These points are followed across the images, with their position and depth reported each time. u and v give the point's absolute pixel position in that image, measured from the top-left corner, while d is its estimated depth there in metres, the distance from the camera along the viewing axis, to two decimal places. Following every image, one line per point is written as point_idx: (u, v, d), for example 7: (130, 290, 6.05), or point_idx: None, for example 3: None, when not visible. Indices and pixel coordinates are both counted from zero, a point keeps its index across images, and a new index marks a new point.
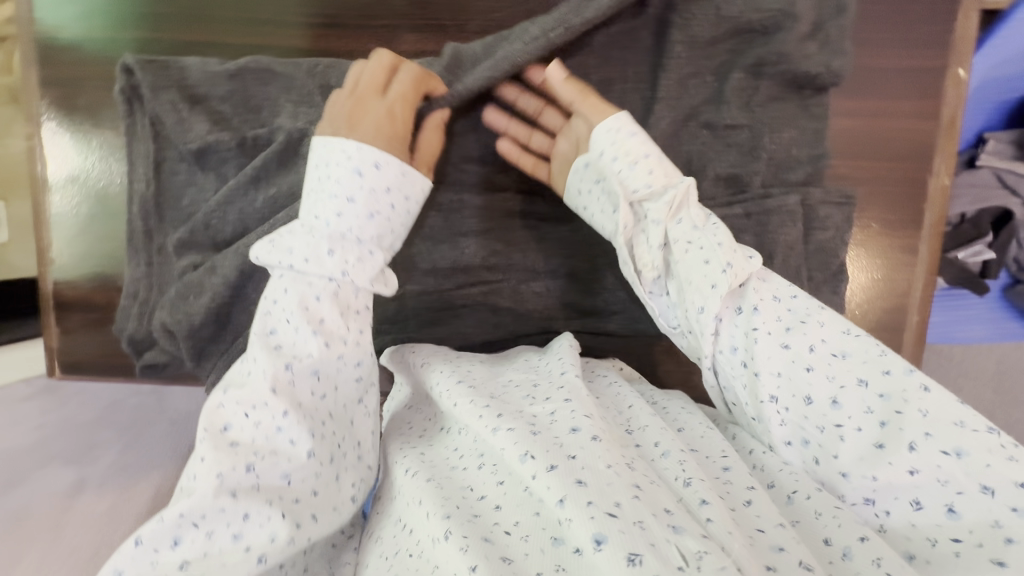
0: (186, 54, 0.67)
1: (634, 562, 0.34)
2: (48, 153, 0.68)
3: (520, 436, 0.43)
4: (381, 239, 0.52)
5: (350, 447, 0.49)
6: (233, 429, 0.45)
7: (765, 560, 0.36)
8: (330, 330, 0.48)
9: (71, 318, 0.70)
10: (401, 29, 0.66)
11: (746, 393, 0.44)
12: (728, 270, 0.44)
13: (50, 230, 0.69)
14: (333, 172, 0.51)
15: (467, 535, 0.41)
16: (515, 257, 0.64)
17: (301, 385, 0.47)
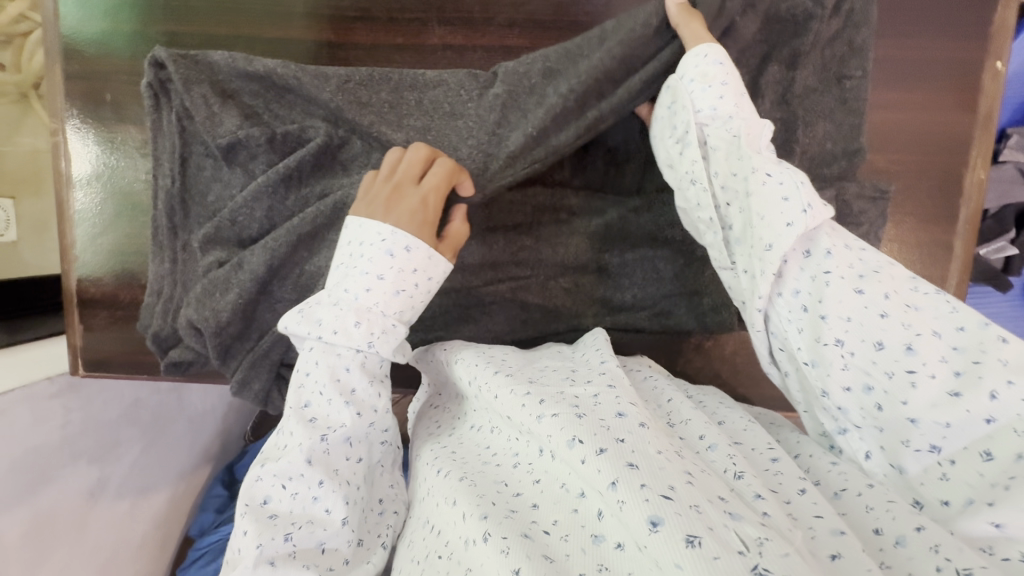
0: (213, 48, 0.66)
1: (693, 543, 0.33)
2: (71, 149, 0.67)
3: (566, 421, 0.42)
4: (404, 316, 0.51)
5: (376, 506, 0.52)
6: (272, 501, 0.48)
7: (824, 548, 0.36)
8: (361, 400, 0.50)
9: (94, 316, 0.69)
10: (430, 23, 0.65)
11: (808, 338, 0.42)
12: (808, 211, 0.41)
13: (73, 227, 0.68)
14: (366, 251, 0.50)
15: (506, 536, 0.39)
16: (544, 253, 0.63)
17: (334, 453, 0.49)
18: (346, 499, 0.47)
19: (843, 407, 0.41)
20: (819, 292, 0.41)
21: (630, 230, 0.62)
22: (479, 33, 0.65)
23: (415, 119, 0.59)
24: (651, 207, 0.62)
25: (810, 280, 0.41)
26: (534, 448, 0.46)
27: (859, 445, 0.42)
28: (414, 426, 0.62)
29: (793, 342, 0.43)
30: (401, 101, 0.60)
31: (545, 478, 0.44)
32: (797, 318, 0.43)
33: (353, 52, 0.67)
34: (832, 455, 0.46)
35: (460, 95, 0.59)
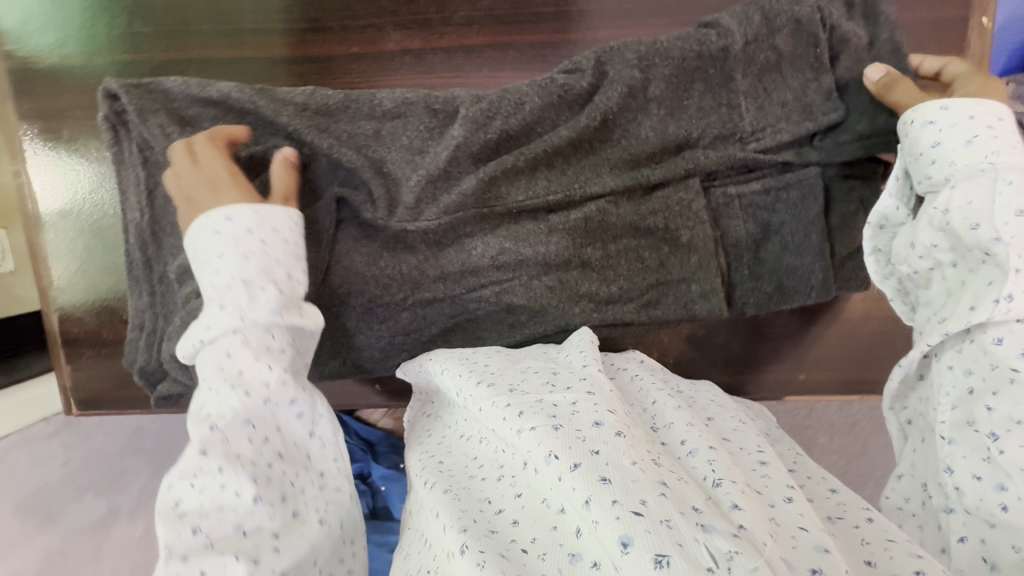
0: (167, 74, 0.64)
1: (661, 563, 0.33)
2: (36, 186, 0.66)
3: (544, 436, 0.41)
4: (274, 275, 0.51)
5: (310, 478, 0.48)
6: (183, 502, 0.44)
7: (805, 562, 0.35)
8: (247, 378, 0.47)
9: (81, 353, 0.69)
10: (386, 28, 0.63)
11: (959, 416, 0.44)
12: (1004, 303, 0.40)
13: (48, 267, 0.67)
14: (203, 241, 0.52)
15: (483, 550, 0.39)
16: (524, 251, 0.60)
17: (236, 438, 0.45)
18: (253, 477, 0.44)
19: (960, 488, 0.42)
20: (995, 385, 0.41)
21: (610, 221, 0.60)
22: (437, 34, 0.63)
23: (374, 151, 0.59)
24: (631, 197, 0.60)
25: (989, 367, 0.42)
26: (518, 460, 0.45)
27: (958, 527, 0.43)
28: (407, 434, 0.62)
29: (940, 415, 0.45)
30: (359, 127, 0.59)
31: (527, 493, 0.43)
32: (957, 393, 0.44)
33: (311, 65, 0.64)
34: (831, 484, 0.47)
35: (420, 128, 0.59)
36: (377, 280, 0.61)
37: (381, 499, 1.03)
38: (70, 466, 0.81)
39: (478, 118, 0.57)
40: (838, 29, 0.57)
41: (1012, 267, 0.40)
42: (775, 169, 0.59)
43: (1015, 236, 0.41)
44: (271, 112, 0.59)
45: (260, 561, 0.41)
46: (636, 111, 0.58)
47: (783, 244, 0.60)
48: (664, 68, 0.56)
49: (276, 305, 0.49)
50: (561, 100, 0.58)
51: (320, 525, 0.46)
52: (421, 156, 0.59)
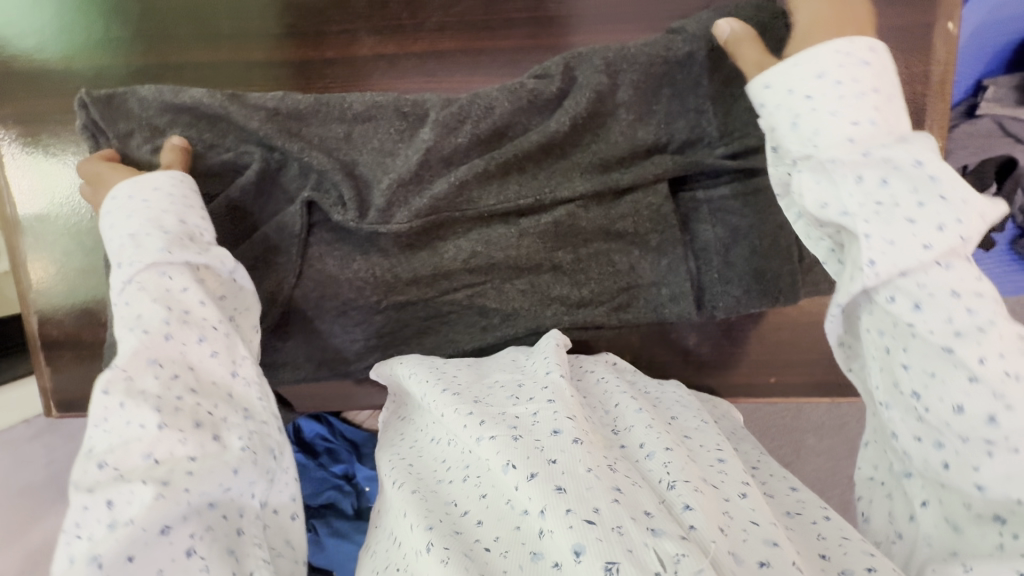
0: (142, 81, 0.65)
1: (611, 570, 0.33)
2: (14, 190, 0.66)
3: (502, 445, 0.41)
4: (161, 224, 0.51)
5: (232, 411, 0.48)
6: (94, 446, 0.44)
7: (754, 555, 0.36)
8: (149, 321, 0.48)
9: (60, 357, 0.70)
10: (360, 33, 0.64)
11: (885, 379, 0.41)
12: (873, 269, 0.37)
13: (28, 272, 0.68)
14: (109, 226, 0.54)
15: (448, 546, 0.39)
16: (496, 256, 0.60)
17: (141, 377, 0.45)
18: (155, 406, 0.44)
19: (908, 453, 0.40)
20: (903, 341, 0.38)
21: (580, 225, 0.60)
22: (411, 40, 0.63)
23: (345, 155, 0.60)
24: (602, 201, 0.60)
25: (892, 325, 0.39)
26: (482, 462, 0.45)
27: (917, 491, 0.41)
28: (382, 434, 0.62)
29: (872, 379, 0.42)
30: (330, 131, 0.60)
31: (491, 494, 0.43)
32: (877, 354, 0.41)
33: (286, 70, 0.65)
34: (789, 481, 0.48)
35: (390, 131, 0.60)
36: (349, 284, 0.61)
37: (365, 500, 1.04)
38: (54, 467, 0.81)
39: (449, 124, 0.58)
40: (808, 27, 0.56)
41: (864, 235, 0.38)
42: (742, 174, 0.59)
43: (865, 203, 0.38)
44: (244, 117, 0.59)
45: (170, 483, 0.41)
46: (605, 115, 0.58)
47: (754, 248, 0.59)
48: (633, 72, 0.56)
49: (167, 247, 0.50)
50: (529, 104, 0.58)
51: (243, 451, 0.46)
52: (392, 160, 0.59)
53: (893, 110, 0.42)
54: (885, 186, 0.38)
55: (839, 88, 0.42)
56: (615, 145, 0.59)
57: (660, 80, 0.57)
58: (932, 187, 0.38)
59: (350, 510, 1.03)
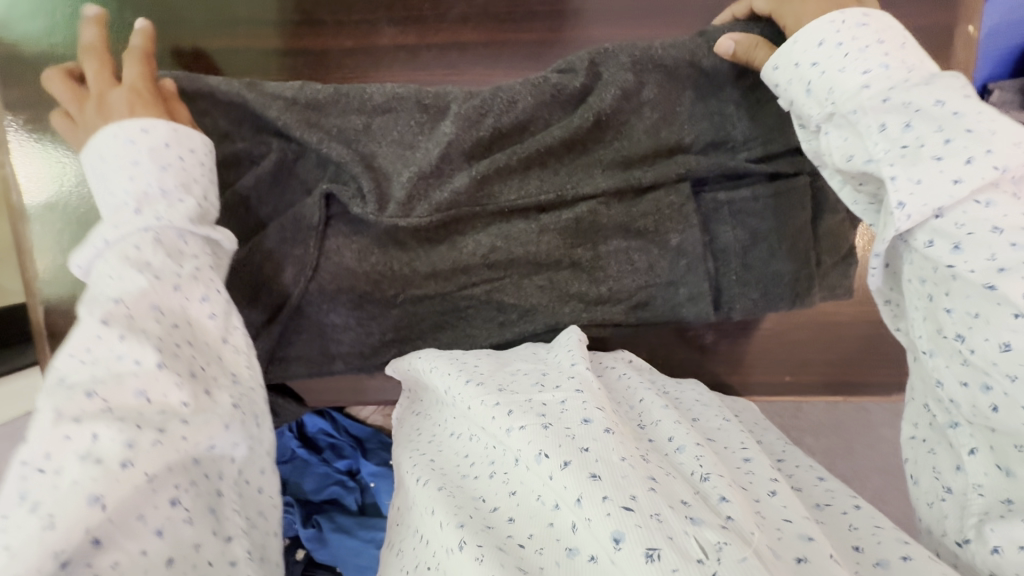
0: (155, 67, 0.63)
1: (652, 557, 0.33)
2: (21, 178, 0.65)
3: (534, 434, 0.41)
4: (189, 191, 0.49)
5: (224, 374, 0.45)
6: (69, 378, 0.38)
7: (791, 551, 0.36)
8: (156, 265, 0.44)
9: None
10: (379, 24, 0.63)
11: (929, 327, 0.41)
12: (900, 211, 0.38)
13: (33, 260, 0.66)
14: (111, 156, 0.49)
15: (481, 544, 0.39)
16: (515, 250, 0.60)
17: (141, 319, 0.41)
18: (157, 348, 0.40)
19: (955, 400, 0.39)
20: (945, 284, 0.39)
21: (602, 222, 0.60)
22: (431, 31, 0.63)
23: (365, 146, 0.59)
24: (623, 198, 0.60)
25: (934, 269, 0.39)
26: (510, 457, 0.45)
27: (966, 440, 0.40)
28: (396, 431, 0.62)
29: (915, 330, 0.42)
30: (349, 123, 0.59)
31: (521, 490, 0.43)
32: (921, 305, 0.41)
33: (303, 59, 0.64)
34: (818, 471, 0.48)
35: (410, 123, 0.59)
36: (368, 277, 0.60)
37: (369, 496, 1.05)
38: None
39: (472, 116, 0.58)
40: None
41: (887, 177, 0.39)
42: (764, 177, 0.59)
43: (890, 148, 0.40)
44: (261, 105, 0.58)
45: (165, 431, 0.38)
46: (629, 112, 0.58)
47: (774, 249, 0.60)
48: (659, 70, 0.57)
49: (190, 214, 0.47)
50: (557, 102, 0.58)
51: (234, 409, 0.43)
52: (412, 152, 0.59)
53: (909, 53, 0.42)
54: (907, 130, 0.39)
55: (841, 49, 0.44)
56: (636, 145, 0.59)
57: (685, 77, 0.57)
58: (957, 123, 0.38)
59: (355, 505, 1.03)
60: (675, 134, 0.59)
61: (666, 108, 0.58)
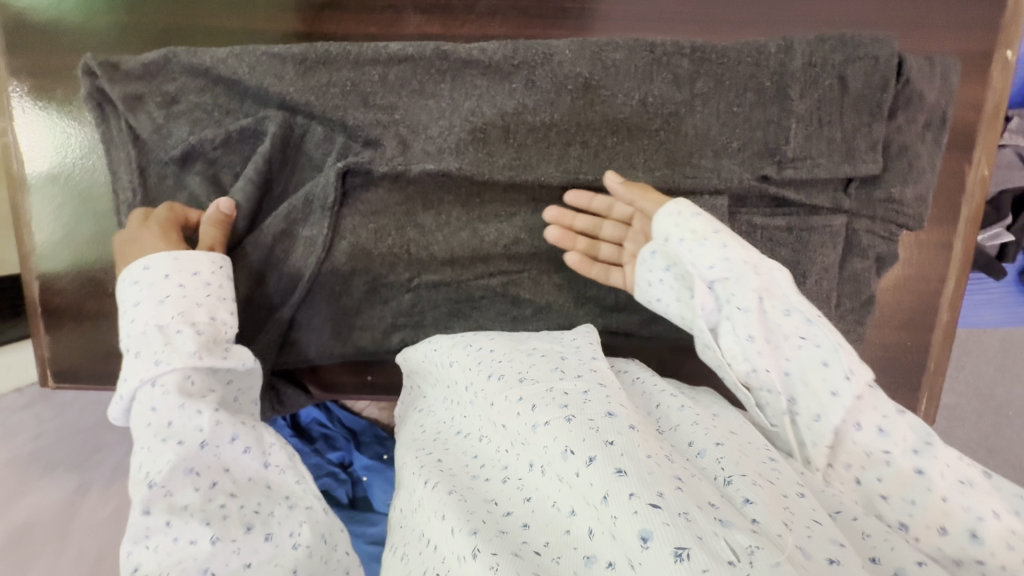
0: (171, 42, 0.62)
1: (681, 557, 0.33)
2: (24, 148, 0.63)
3: (559, 429, 0.40)
4: (193, 320, 0.50)
5: (278, 502, 0.47)
6: (149, 538, 0.43)
7: (822, 552, 0.35)
8: (181, 429, 0.46)
9: (60, 326, 0.66)
10: (405, 12, 0.61)
11: (867, 515, 0.43)
12: (820, 416, 0.43)
13: (31, 232, 0.64)
14: (130, 298, 0.51)
15: (496, 552, 0.38)
16: (539, 245, 0.60)
17: (180, 492, 0.44)
18: (206, 520, 0.43)
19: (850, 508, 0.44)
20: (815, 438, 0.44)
21: None
22: (459, 22, 0.61)
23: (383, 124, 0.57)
24: None
25: (865, 454, 0.42)
26: (524, 462, 0.44)
27: None
28: (399, 429, 0.61)
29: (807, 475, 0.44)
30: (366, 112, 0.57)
31: (536, 496, 0.42)
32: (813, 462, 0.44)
33: (324, 42, 0.62)
34: None
35: (430, 72, 0.57)
36: (382, 258, 0.60)
37: (361, 489, 1.03)
38: (44, 439, 0.78)
39: (505, 86, 0.57)
40: (878, 46, 0.54)
41: (784, 372, 0.45)
42: (803, 211, 0.58)
43: (768, 346, 0.45)
44: (275, 72, 0.57)
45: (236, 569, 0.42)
46: (678, 104, 0.56)
47: (796, 267, 0.58)
48: (692, 67, 0.56)
49: (201, 351, 0.49)
50: (600, 107, 0.57)
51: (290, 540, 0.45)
52: (436, 103, 0.57)
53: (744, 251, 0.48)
54: (780, 334, 0.45)
55: (706, 246, 0.48)
56: (675, 143, 0.57)
57: (721, 77, 0.56)
58: (810, 330, 0.44)
59: (345, 499, 1.01)
60: (711, 133, 0.56)
61: (698, 104, 0.56)
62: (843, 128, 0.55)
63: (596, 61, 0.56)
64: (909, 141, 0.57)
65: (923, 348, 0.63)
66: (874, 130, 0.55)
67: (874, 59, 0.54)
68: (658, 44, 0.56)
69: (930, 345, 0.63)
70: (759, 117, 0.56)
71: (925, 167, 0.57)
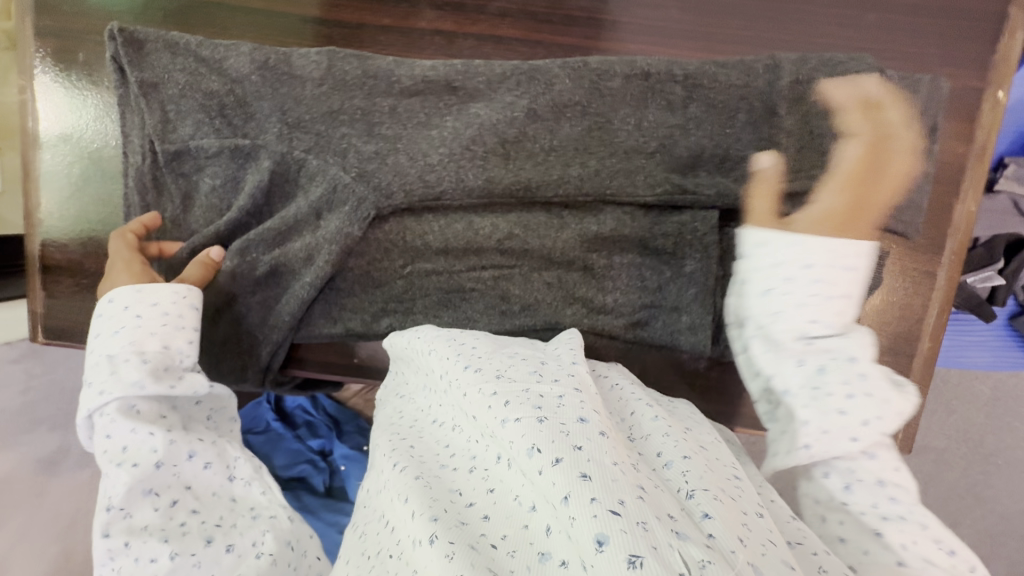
0: (193, 18, 0.64)
1: (634, 564, 0.33)
2: (43, 107, 0.64)
3: (529, 428, 0.41)
4: (143, 347, 0.51)
5: (241, 514, 0.49)
6: (115, 561, 0.45)
7: (771, 569, 0.35)
8: (134, 453, 0.47)
9: (56, 282, 0.66)
10: (420, 7, 0.63)
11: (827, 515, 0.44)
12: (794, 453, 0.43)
13: (39, 189, 0.65)
14: (98, 323, 0.52)
15: (452, 541, 0.39)
16: (532, 243, 0.61)
17: (138, 512, 0.46)
18: (165, 538, 0.45)
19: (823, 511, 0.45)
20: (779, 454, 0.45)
21: (624, 232, 0.60)
22: (470, 20, 0.63)
23: (387, 129, 0.59)
24: (650, 213, 0.60)
25: (847, 471, 0.44)
26: (492, 454, 0.45)
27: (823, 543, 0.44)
28: (378, 411, 0.61)
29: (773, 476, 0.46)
30: (374, 106, 0.59)
31: (499, 488, 0.43)
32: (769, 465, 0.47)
33: (339, 30, 0.64)
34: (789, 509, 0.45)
35: (438, 106, 0.59)
36: (378, 243, 0.61)
37: (338, 479, 1.03)
38: (31, 395, 0.80)
39: (505, 99, 0.58)
40: (856, 62, 0.57)
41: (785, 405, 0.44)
42: None
43: (801, 385, 0.43)
44: (294, 95, 0.58)
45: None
46: (673, 127, 0.58)
47: None
48: (689, 83, 0.57)
49: (143, 380, 0.49)
50: (597, 133, 0.58)
51: (253, 557, 0.46)
52: (442, 105, 0.59)
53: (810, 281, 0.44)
54: (806, 375, 0.43)
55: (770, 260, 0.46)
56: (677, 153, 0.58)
57: (723, 90, 0.56)
58: (861, 384, 0.42)
59: (322, 487, 1.01)
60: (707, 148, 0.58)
61: (700, 115, 0.57)
62: (835, 139, 0.56)
63: (598, 66, 0.58)
64: (905, 150, 0.57)
65: (903, 376, 0.64)
66: None
67: (861, 79, 0.56)
68: (653, 72, 0.57)
69: (911, 375, 0.64)
70: (751, 135, 0.57)
71: (918, 176, 0.58)
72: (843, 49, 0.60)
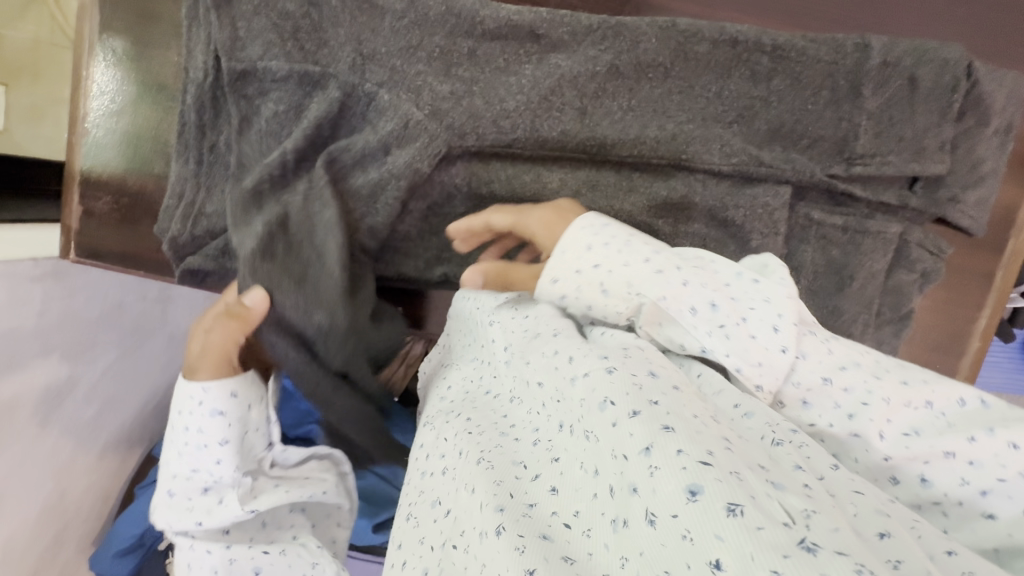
0: None
1: (734, 512, 0.29)
2: (101, 15, 0.62)
3: (599, 380, 0.39)
4: (201, 471, 0.57)
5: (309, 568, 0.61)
6: None
7: (872, 526, 0.31)
8: (205, 571, 0.56)
9: (95, 198, 0.63)
10: None
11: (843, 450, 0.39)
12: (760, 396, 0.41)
13: (87, 99, 0.62)
14: (164, 455, 0.59)
15: (523, 534, 0.36)
16: (598, 204, 0.60)
17: None
18: None
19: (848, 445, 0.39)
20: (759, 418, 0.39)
21: (695, 200, 0.59)
22: None
23: (464, 71, 0.57)
24: (722, 183, 0.59)
25: (826, 397, 0.40)
26: (553, 423, 0.42)
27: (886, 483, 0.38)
28: (430, 392, 0.60)
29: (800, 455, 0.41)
30: (454, 46, 0.57)
31: (564, 457, 0.40)
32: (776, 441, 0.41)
33: None
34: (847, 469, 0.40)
35: (517, 52, 0.58)
36: (442, 188, 0.60)
37: None
38: (47, 317, 0.75)
39: (588, 52, 0.57)
40: (947, 50, 0.56)
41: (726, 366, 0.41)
42: (861, 213, 0.60)
43: (710, 329, 0.42)
44: (373, 26, 0.57)
45: None
46: (754, 99, 0.57)
47: (843, 285, 0.60)
48: (778, 55, 0.57)
49: (200, 521, 0.55)
50: (678, 97, 0.57)
51: None
52: (525, 51, 0.58)
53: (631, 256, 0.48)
54: (715, 314, 0.42)
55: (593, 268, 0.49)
56: (754, 129, 0.58)
57: (813, 65, 0.56)
58: (745, 298, 0.43)
59: None
60: (787, 124, 0.57)
61: (783, 89, 0.57)
62: (914, 127, 0.57)
63: (690, 27, 0.57)
64: (977, 145, 0.59)
65: (953, 370, 0.66)
66: (943, 130, 0.57)
67: (946, 70, 0.56)
68: (741, 40, 0.56)
69: (962, 370, 0.66)
70: (833, 115, 0.57)
71: (988, 172, 0.60)
72: (905, 33, 0.62)
